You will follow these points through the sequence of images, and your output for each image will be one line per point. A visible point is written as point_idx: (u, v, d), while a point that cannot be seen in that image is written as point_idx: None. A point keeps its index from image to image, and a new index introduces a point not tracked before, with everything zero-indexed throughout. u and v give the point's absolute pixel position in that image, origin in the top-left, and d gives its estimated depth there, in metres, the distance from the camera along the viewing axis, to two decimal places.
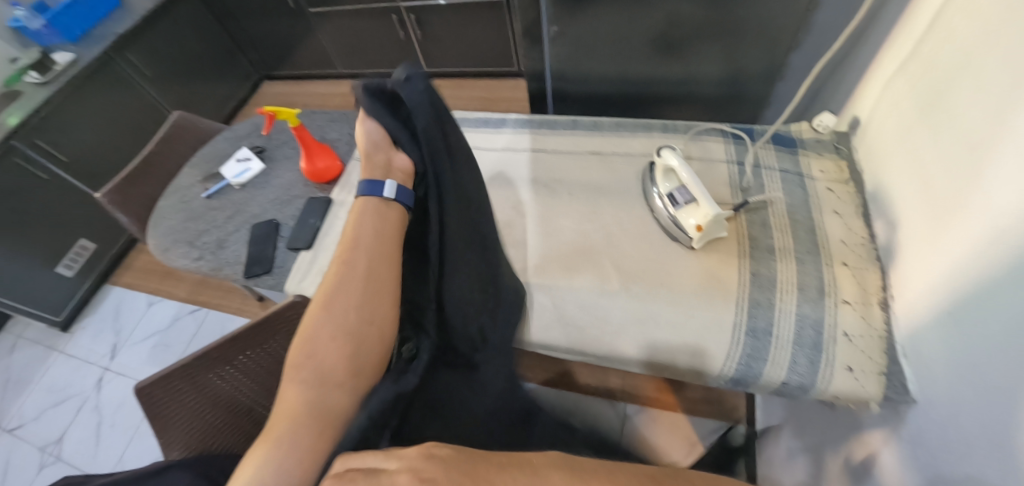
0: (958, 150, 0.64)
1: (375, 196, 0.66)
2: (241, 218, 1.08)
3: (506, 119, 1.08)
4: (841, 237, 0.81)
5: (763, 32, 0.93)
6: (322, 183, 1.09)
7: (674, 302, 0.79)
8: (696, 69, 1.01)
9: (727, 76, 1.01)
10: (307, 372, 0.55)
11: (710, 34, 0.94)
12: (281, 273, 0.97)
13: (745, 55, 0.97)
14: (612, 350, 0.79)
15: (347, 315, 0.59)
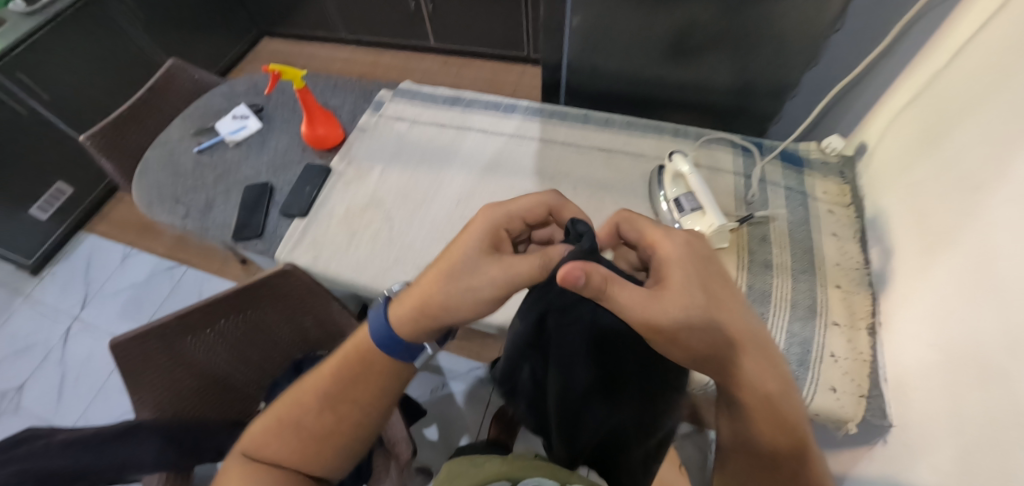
0: (957, 189, 0.64)
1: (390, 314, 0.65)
2: (233, 179, 1.05)
3: (515, 105, 1.06)
4: (836, 260, 0.82)
5: (785, 40, 0.91)
6: (322, 150, 1.06)
7: None
8: (712, 75, 1.00)
9: (743, 85, 1.01)
10: (271, 427, 0.67)
11: (727, 42, 0.93)
12: (271, 240, 0.95)
13: (762, 68, 0.97)
14: None
15: (329, 390, 0.66)
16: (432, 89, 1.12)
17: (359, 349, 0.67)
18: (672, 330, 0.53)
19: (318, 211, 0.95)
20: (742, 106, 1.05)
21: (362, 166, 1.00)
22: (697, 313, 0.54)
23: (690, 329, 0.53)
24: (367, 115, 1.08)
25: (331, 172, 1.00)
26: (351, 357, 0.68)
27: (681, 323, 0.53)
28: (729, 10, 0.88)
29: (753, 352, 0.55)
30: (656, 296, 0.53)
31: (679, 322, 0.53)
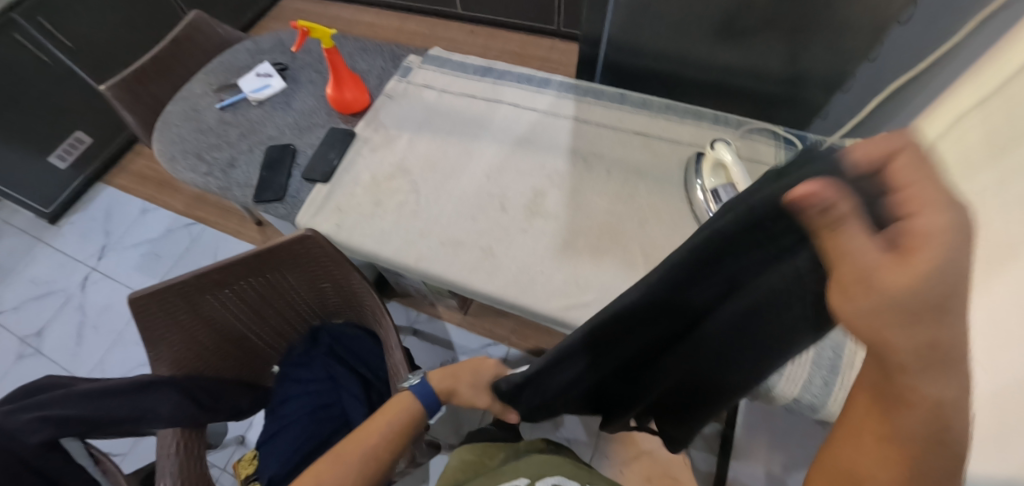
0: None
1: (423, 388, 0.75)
2: (255, 138, 1.03)
3: (549, 80, 1.03)
4: None
5: (843, 27, 0.85)
6: (348, 114, 1.03)
7: None
8: (759, 61, 0.96)
9: (790, 73, 0.96)
10: None
11: (781, 25, 0.88)
12: (292, 203, 0.93)
13: (814, 57, 0.92)
14: None
15: (368, 451, 0.69)
16: (464, 58, 1.08)
17: (389, 425, 0.72)
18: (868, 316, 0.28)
19: (342, 177, 0.93)
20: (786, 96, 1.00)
21: (389, 133, 0.98)
22: (901, 319, 0.27)
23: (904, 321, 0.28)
24: (395, 80, 1.05)
25: (358, 137, 0.98)
26: (390, 434, 0.71)
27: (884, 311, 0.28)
28: None
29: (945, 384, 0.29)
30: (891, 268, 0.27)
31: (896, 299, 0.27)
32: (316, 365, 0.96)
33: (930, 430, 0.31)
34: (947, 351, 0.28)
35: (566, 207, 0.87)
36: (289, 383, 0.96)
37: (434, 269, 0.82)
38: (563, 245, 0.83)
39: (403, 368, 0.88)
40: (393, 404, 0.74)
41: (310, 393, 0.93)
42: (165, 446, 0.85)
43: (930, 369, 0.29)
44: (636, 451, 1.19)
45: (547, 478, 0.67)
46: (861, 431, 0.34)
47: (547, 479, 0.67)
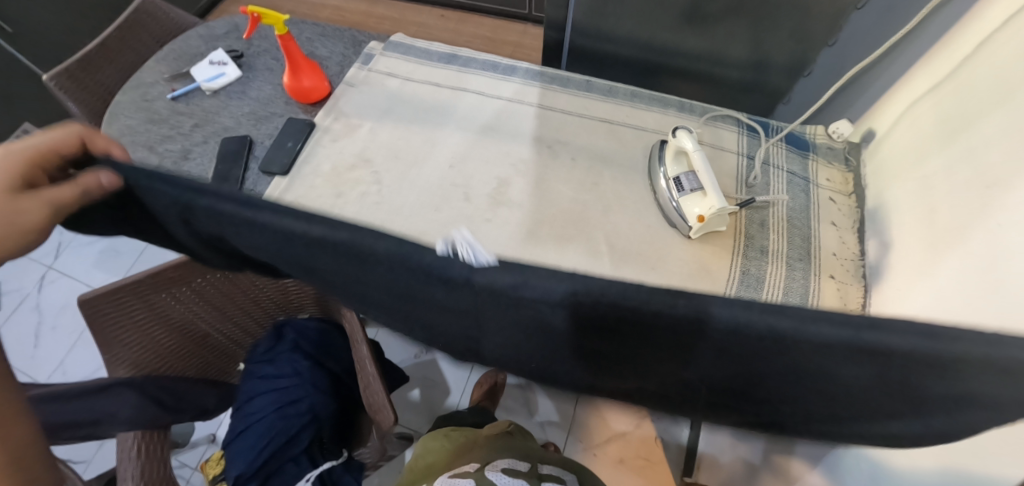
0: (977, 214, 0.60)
1: None
2: (211, 129, 0.98)
3: (515, 67, 1.01)
4: (833, 250, 0.81)
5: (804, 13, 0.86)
6: (307, 103, 1.00)
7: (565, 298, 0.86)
8: (723, 47, 0.96)
9: (754, 59, 0.96)
10: None
11: (744, 10, 0.88)
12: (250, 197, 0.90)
13: (777, 41, 0.93)
14: None
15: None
16: (428, 44, 1.05)
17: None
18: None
19: (303, 169, 0.91)
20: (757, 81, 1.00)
21: (351, 123, 0.96)
22: None
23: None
24: (356, 68, 1.02)
25: (318, 127, 0.95)
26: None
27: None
28: None
29: None
30: None
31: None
32: (281, 361, 0.94)
33: None
34: None
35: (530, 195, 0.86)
36: (254, 381, 0.93)
37: None
38: (529, 234, 0.82)
39: (370, 366, 0.88)
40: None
41: (275, 392, 0.91)
42: (126, 451, 0.82)
43: None
44: (611, 433, 1.21)
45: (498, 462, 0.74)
46: None
47: (497, 463, 0.73)
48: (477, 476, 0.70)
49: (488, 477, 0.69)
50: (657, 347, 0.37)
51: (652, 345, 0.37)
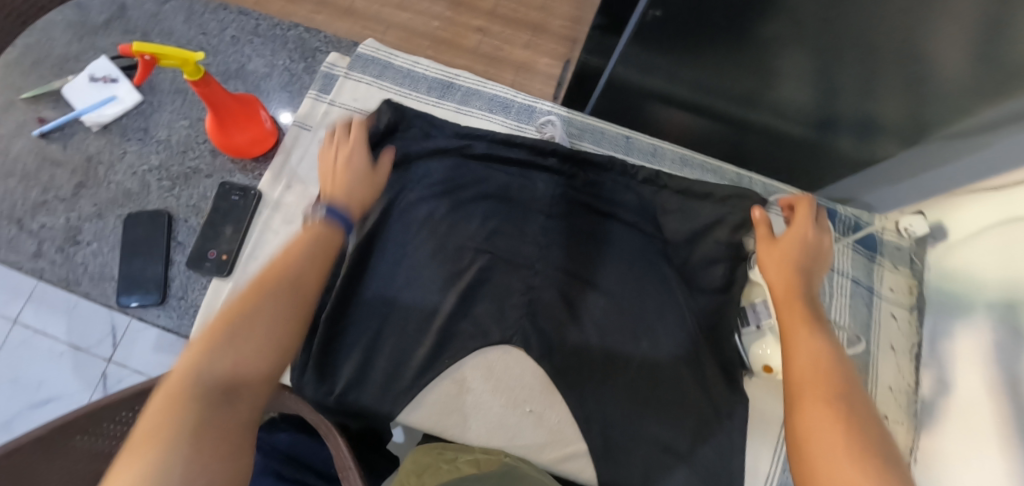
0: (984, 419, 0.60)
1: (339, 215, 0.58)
2: (114, 191, 0.71)
3: (533, 111, 0.80)
4: (889, 382, 0.74)
5: (906, 86, 0.67)
6: (246, 158, 0.74)
7: (500, 409, 0.68)
8: (789, 100, 0.77)
9: (819, 119, 0.79)
10: None
11: (836, 65, 0.68)
12: (179, 307, 0.68)
13: (847, 97, 0.73)
14: (468, 429, 0.67)
15: None
16: (412, 62, 0.80)
17: (281, 276, 0.50)
18: (781, 248, 0.60)
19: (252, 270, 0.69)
20: (815, 142, 0.83)
21: (309, 194, 0.72)
22: (813, 316, 0.54)
23: (819, 328, 0.52)
24: (313, 102, 0.76)
25: (265, 199, 0.72)
26: None
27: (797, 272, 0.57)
28: (859, 34, 0.62)
29: (851, 401, 0.45)
30: (773, 243, 0.61)
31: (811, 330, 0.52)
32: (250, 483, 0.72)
33: (845, 402, 0.45)
34: (847, 393, 0.46)
35: (561, 328, 0.70)
36: None
37: (404, 397, 0.66)
38: (558, 373, 0.69)
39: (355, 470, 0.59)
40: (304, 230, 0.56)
41: None
42: None
43: (837, 374, 0.48)
44: None
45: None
46: (833, 416, 0.44)
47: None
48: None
49: None
50: (577, 204, 0.75)
51: (573, 201, 0.75)
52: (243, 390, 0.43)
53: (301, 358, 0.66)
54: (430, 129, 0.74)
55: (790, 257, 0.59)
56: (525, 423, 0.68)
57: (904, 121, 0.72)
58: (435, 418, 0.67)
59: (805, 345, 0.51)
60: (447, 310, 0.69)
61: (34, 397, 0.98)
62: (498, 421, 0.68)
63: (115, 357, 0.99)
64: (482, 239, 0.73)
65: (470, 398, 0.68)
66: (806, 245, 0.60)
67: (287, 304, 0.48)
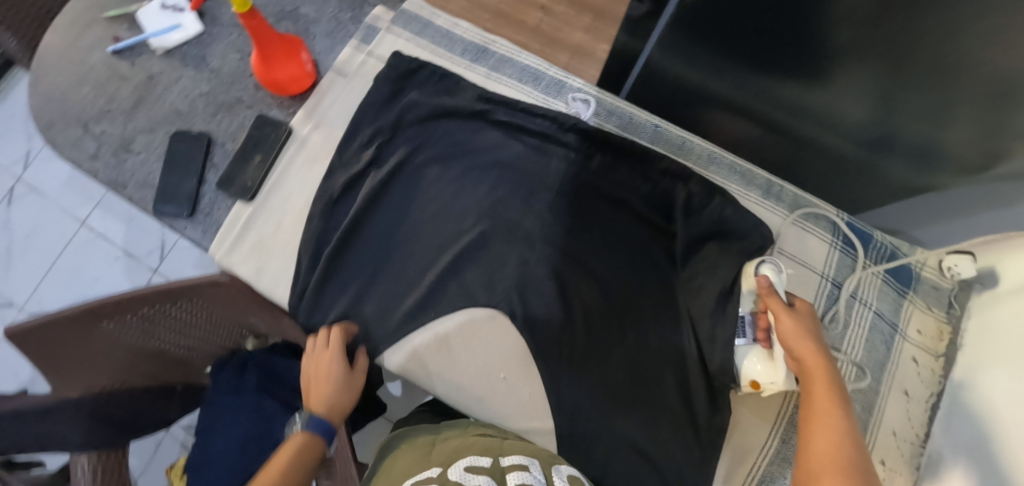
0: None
1: (321, 426, 0.56)
2: (167, 109, 0.78)
3: (565, 87, 0.79)
4: (894, 428, 0.68)
5: (976, 114, 0.60)
6: (284, 95, 0.79)
7: (475, 370, 0.69)
8: (839, 113, 0.71)
9: (870, 138, 0.72)
10: None
11: (896, 80, 0.62)
12: (205, 223, 0.75)
13: (909, 119, 0.66)
14: (440, 383, 0.69)
15: None
16: (453, 24, 0.81)
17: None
18: (803, 322, 0.58)
19: (272, 198, 0.74)
20: (865, 163, 0.76)
21: (334, 136, 0.77)
22: (835, 402, 0.52)
23: (846, 417, 0.51)
24: (353, 50, 0.79)
25: (294, 135, 0.77)
26: None
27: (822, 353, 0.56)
28: (927, 47, 0.56)
29: None
30: (789, 323, 0.59)
31: (839, 420, 0.51)
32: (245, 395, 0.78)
33: None
34: None
35: (549, 306, 0.70)
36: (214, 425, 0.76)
37: (387, 341, 0.69)
38: (539, 349, 0.69)
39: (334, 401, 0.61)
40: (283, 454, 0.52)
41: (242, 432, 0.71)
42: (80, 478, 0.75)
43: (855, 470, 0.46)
44: None
45: (460, 461, 0.51)
46: None
47: (458, 462, 0.51)
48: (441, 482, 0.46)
49: (451, 481, 0.47)
50: (590, 185, 0.74)
51: (587, 183, 0.74)
52: None
53: (300, 286, 0.71)
54: (458, 90, 0.76)
55: (808, 339, 0.57)
56: (496, 390, 0.69)
57: (972, 151, 0.64)
58: (412, 367, 0.69)
59: (823, 439, 0.50)
60: (441, 268, 0.71)
61: (89, 292, 1.08)
62: (471, 381, 0.69)
63: (161, 268, 1.09)
64: (488, 205, 0.73)
65: (447, 354, 0.69)
66: (816, 332, 0.58)
67: None
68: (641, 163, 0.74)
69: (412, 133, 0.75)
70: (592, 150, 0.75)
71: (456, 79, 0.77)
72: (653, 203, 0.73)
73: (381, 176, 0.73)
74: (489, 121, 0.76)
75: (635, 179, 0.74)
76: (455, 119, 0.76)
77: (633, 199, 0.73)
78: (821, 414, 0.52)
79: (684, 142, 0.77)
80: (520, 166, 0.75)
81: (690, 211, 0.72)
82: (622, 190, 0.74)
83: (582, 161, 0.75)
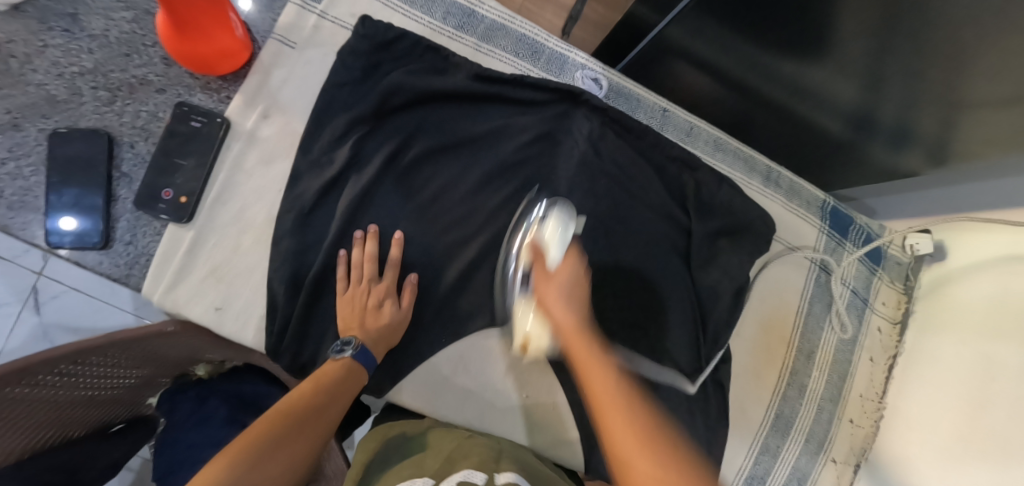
0: (950, 432, 0.65)
1: (367, 362, 0.56)
2: (35, 95, 0.56)
3: (569, 62, 0.69)
4: (860, 390, 0.77)
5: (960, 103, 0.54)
6: (211, 74, 0.59)
7: (498, 391, 0.64)
8: (827, 91, 0.64)
9: (851, 119, 0.65)
10: None
11: (891, 55, 0.56)
12: (128, 254, 0.57)
13: (890, 100, 0.59)
14: (461, 411, 0.63)
15: None
16: None
17: (312, 397, 0.51)
18: (565, 278, 0.54)
19: (219, 213, 0.59)
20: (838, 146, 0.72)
21: (291, 128, 0.61)
22: (605, 356, 0.48)
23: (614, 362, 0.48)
24: (300, 12, 0.62)
25: (235, 129, 0.60)
26: None
27: (580, 313, 0.52)
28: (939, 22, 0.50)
29: (673, 458, 0.40)
30: (563, 271, 0.55)
31: (605, 367, 0.46)
32: (209, 432, 0.66)
33: (648, 448, 0.40)
34: (651, 437, 0.41)
35: None
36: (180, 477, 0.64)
37: (393, 373, 0.61)
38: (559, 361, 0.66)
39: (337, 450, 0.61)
40: (326, 371, 0.54)
41: None
42: None
43: (630, 398, 0.43)
44: None
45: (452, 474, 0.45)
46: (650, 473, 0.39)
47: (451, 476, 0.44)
48: None
49: None
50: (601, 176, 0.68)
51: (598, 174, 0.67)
52: (277, 456, 0.45)
53: (279, 324, 0.59)
54: (444, 64, 0.64)
55: (574, 285, 0.54)
56: (518, 408, 0.65)
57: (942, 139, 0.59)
58: (426, 397, 0.62)
59: (598, 386, 0.44)
60: (447, 286, 0.63)
61: None
62: (493, 402, 0.64)
63: (47, 270, 0.86)
64: (492, 207, 0.64)
65: (466, 377, 0.63)
66: (578, 277, 0.55)
67: (331, 402, 0.52)
68: (655, 147, 0.69)
69: (396, 121, 0.62)
70: (604, 136, 0.68)
71: (440, 50, 0.63)
72: (666, 197, 0.69)
73: (363, 179, 0.60)
74: (485, 106, 0.65)
75: (647, 166, 0.69)
76: (448, 109, 0.64)
77: (646, 191, 0.69)
78: (591, 369, 0.46)
79: (695, 127, 0.72)
80: (527, 159, 0.66)
81: (703, 203, 0.69)
82: (635, 180, 0.69)
83: (595, 150, 0.67)
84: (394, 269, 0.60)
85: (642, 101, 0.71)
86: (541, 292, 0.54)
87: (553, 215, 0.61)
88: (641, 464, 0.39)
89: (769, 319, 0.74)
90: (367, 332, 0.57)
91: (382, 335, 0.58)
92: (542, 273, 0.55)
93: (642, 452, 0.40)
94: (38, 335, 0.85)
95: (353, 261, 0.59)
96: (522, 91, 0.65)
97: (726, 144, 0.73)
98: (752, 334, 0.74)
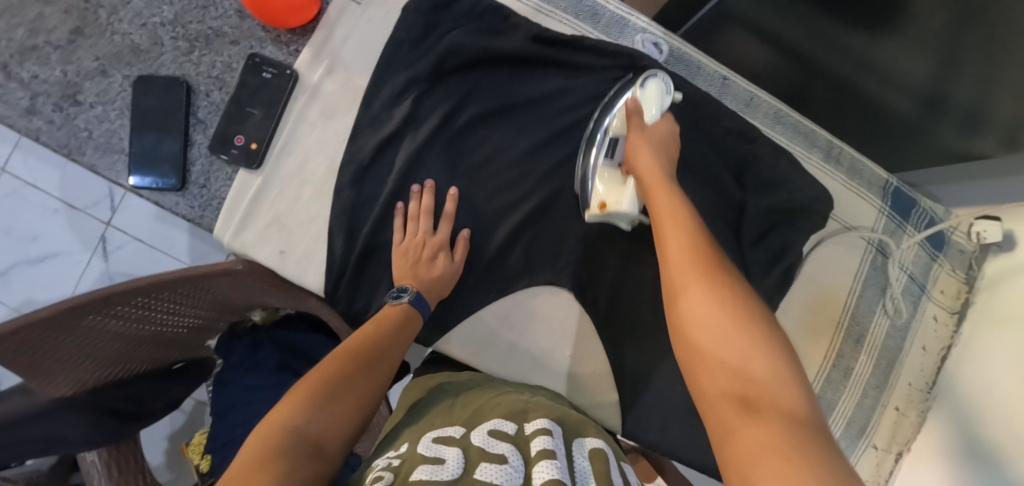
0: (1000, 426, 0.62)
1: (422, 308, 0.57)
2: (120, 45, 0.60)
3: (630, 26, 0.68)
4: (909, 379, 0.75)
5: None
6: (282, 28, 0.62)
7: (539, 350, 0.65)
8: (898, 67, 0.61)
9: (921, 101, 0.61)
10: None
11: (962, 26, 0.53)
12: (201, 197, 0.61)
13: (963, 78, 0.56)
14: (503, 366, 0.64)
15: None
16: None
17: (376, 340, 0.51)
18: (651, 138, 0.57)
19: (283, 162, 0.61)
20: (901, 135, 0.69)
21: (353, 84, 0.63)
22: (687, 209, 0.48)
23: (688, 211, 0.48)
24: None
25: (302, 82, 0.62)
26: None
27: (667, 172, 0.54)
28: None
29: (736, 292, 0.39)
30: (648, 132, 0.58)
31: (680, 218, 0.46)
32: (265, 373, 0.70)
33: (709, 282, 0.39)
34: (716, 272, 0.40)
35: (610, 279, 0.66)
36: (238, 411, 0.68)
37: (441, 325, 0.63)
38: (602, 325, 0.66)
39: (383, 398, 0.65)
40: (385, 318, 0.54)
41: None
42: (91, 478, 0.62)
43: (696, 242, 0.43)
44: None
45: (483, 424, 0.43)
46: (706, 299, 0.38)
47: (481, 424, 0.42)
48: (463, 446, 0.39)
49: (471, 444, 0.39)
50: None
51: None
52: (348, 393, 0.45)
53: (337, 270, 0.62)
54: (504, 24, 0.64)
55: (662, 150, 0.57)
56: (558, 368, 0.65)
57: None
58: (471, 350, 0.64)
59: (669, 232, 0.45)
60: (496, 245, 0.64)
61: (30, 254, 0.90)
62: (534, 359, 0.65)
63: (115, 221, 0.92)
64: (543, 169, 0.65)
65: (509, 333, 0.65)
66: (665, 142, 0.58)
67: (393, 346, 0.52)
68: (712, 116, 0.68)
69: (454, 80, 0.63)
70: None
71: (500, 11, 0.64)
72: (719, 167, 0.68)
73: (420, 135, 0.62)
74: (543, 68, 0.65)
75: (702, 135, 0.68)
76: (505, 69, 0.65)
77: (700, 161, 0.68)
78: (664, 216, 0.47)
79: (754, 97, 0.71)
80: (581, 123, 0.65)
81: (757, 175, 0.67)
82: (688, 149, 0.68)
83: None
84: (449, 222, 0.62)
85: (701, 69, 0.70)
86: (632, 142, 0.58)
87: (653, 82, 0.61)
88: (685, 283, 0.40)
89: (818, 299, 0.73)
90: (422, 281, 0.59)
91: (437, 285, 0.60)
92: (634, 124, 0.58)
93: (698, 281, 0.40)
94: (103, 280, 0.91)
95: (409, 214, 0.61)
96: (580, 54, 0.65)
97: (784, 117, 0.71)
98: (799, 313, 0.73)
